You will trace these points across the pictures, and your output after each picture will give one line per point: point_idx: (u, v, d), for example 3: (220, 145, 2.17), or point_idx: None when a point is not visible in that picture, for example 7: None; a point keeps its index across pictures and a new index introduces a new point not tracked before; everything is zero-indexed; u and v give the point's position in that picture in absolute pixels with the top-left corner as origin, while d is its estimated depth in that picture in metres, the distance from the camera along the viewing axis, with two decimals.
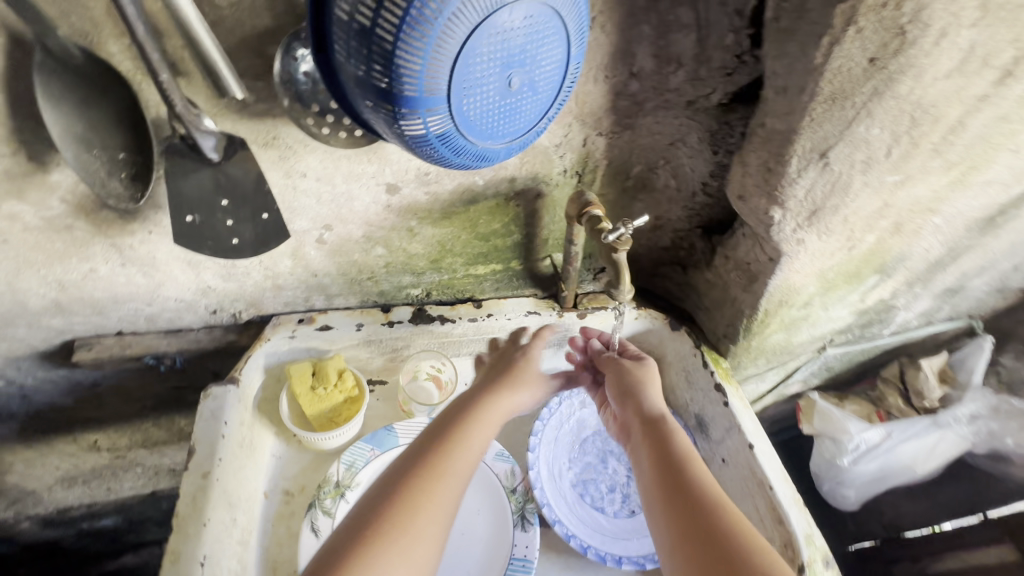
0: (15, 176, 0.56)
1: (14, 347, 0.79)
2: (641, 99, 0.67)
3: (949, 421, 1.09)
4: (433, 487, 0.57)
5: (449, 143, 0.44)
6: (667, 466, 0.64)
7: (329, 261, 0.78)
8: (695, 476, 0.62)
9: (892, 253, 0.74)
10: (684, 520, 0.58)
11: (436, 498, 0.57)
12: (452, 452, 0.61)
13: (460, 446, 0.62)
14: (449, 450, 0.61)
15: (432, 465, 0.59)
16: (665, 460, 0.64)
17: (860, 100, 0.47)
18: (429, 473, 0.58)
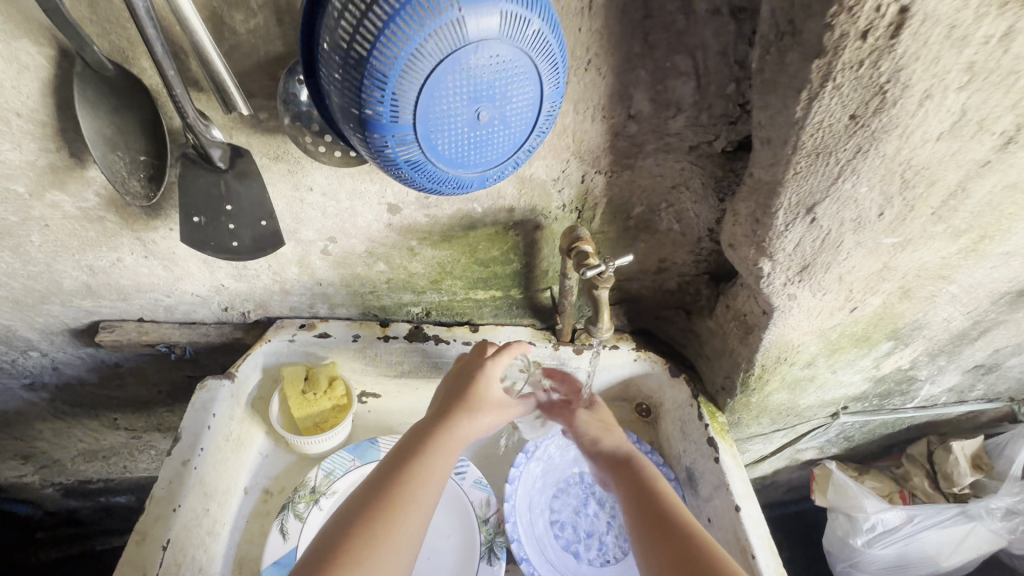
0: (58, 170, 0.63)
1: (49, 322, 0.87)
2: (640, 140, 0.67)
3: (980, 513, 0.98)
4: (405, 508, 0.59)
5: (421, 170, 0.47)
6: (637, 505, 0.67)
7: (333, 272, 0.82)
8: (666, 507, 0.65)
9: (905, 319, 0.70)
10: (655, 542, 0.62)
11: (406, 518, 0.58)
12: (426, 471, 0.62)
13: (434, 465, 0.63)
14: (425, 468, 0.62)
15: (406, 484, 0.61)
16: (637, 501, 0.68)
17: (843, 157, 0.46)
18: (401, 494, 0.60)
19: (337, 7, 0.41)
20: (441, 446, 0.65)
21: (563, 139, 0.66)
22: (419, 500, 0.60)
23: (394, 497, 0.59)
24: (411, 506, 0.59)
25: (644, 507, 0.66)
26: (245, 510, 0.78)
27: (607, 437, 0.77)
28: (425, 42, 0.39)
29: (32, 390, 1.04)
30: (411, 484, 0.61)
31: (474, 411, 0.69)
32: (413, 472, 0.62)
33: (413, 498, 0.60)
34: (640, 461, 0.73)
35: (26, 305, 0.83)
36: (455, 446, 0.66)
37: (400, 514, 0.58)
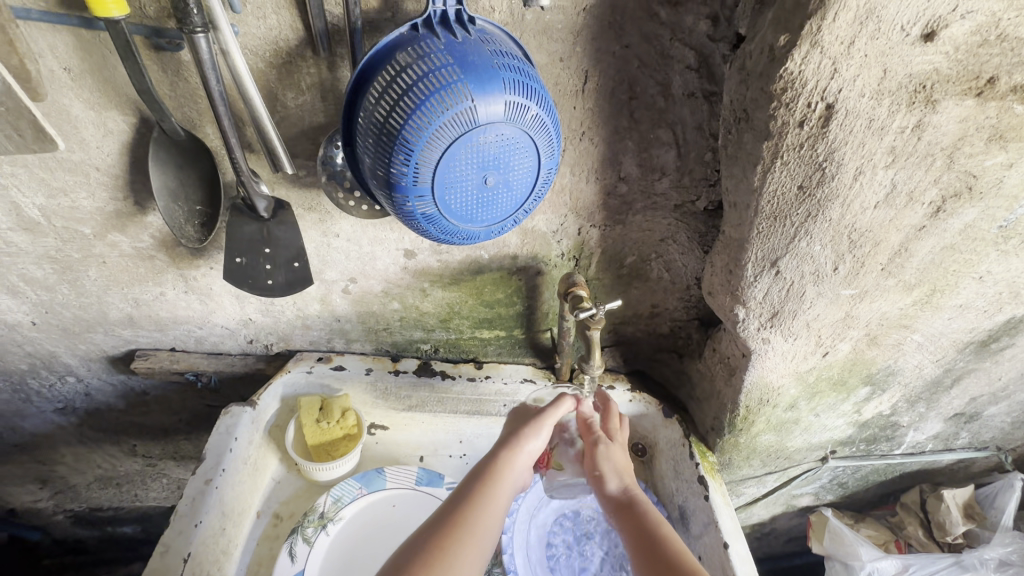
0: (122, 215, 0.73)
1: (90, 349, 0.95)
2: (630, 199, 0.76)
3: (975, 563, 1.00)
4: (466, 542, 0.58)
5: (434, 224, 0.56)
6: (644, 551, 0.62)
7: (351, 309, 0.90)
8: (675, 553, 0.60)
9: (878, 365, 0.75)
10: None
11: (464, 552, 0.57)
12: (482, 508, 0.62)
13: (492, 502, 0.63)
14: (483, 503, 0.62)
15: (466, 516, 0.60)
16: (642, 548, 0.62)
17: (797, 220, 0.54)
18: (461, 527, 0.59)
19: (375, 95, 0.51)
20: (497, 482, 0.65)
21: (562, 197, 0.75)
22: (477, 536, 0.59)
23: (459, 531, 0.59)
24: (468, 540, 0.58)
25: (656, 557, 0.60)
26: (257, 533, 0.83)
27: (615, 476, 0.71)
28: (445, 123, 0.48)
29: (62, 414, 1.10)
30: (470, 516, 0.60)
31: (529, 442, 0.69)
32: (473, 507, 0.61)
33: (470, 533, 0.59)
34: (643, 505, 0.68)
35: (72, 333, 0.91)
36: (509, 480, 0.66)
37: (459, 549, 0.57)
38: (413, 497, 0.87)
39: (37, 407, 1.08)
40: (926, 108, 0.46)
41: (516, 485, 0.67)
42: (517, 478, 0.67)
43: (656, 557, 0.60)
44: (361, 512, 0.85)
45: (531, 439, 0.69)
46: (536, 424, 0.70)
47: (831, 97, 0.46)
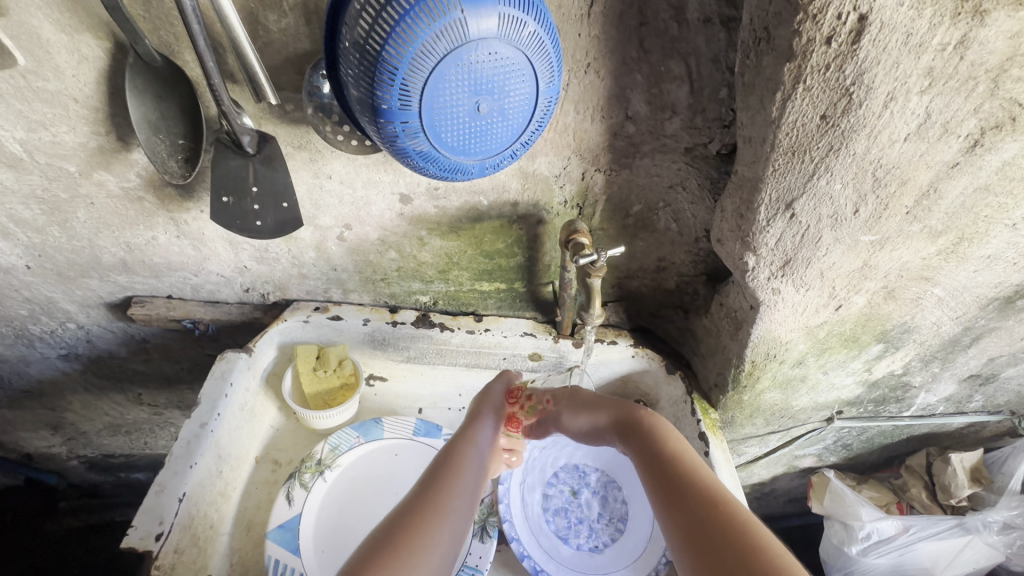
0: (106, 151, 0.70)
1: (87, 295, 0.94)
2: (638, 141, 0.71)
3: (978, 526, 1.00)
4: (429, 530, 0.58)
5: (428, 159, 0.53)
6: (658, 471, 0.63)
7: (347, 258, 0.87)
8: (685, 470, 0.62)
9: (893, 321, 0.72)
10: (684, 512, 0.58)
11: (430, 540, 0.57)
12: (442, 495, 0.63)
13: (455, 486, 0.65)
14: (453, 489, 0.64)
15: (429, 505, 0.61)
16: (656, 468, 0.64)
17: (817, 155, 0.50)
18: (430, 516, 0.59)
19: (357, 7, 0.47)
20: (456, 466, 0.67)
21: (565, 138, 0.71)
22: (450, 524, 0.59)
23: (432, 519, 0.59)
24: (444, 527, 0.59)
25: (664, 475, 0.62)
26: (255, 478, 0.83)
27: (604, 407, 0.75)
28: (433, 39, 0.44)
29: (66, 361, 1.11)
30: (430, 506, 0.61)
31: (486, 420, 0.74)
32: (435, 497, 0.62)
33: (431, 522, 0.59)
34: (653, 419, 0.70)
35: (68, 278, 0.90)
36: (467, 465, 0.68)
37: (429, 535, 0.57)
38: (412, 447, 0.87)
39: (41, 353, 1.08)
40: (973, 20, 0.41)
41: (485, 464, 0.70)
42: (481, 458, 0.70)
43: (662, 475, 0.62)
44: (360, 460, 0.86)
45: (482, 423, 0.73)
46: (486, 413, 0.75)
47: (865, 7, 0.41)
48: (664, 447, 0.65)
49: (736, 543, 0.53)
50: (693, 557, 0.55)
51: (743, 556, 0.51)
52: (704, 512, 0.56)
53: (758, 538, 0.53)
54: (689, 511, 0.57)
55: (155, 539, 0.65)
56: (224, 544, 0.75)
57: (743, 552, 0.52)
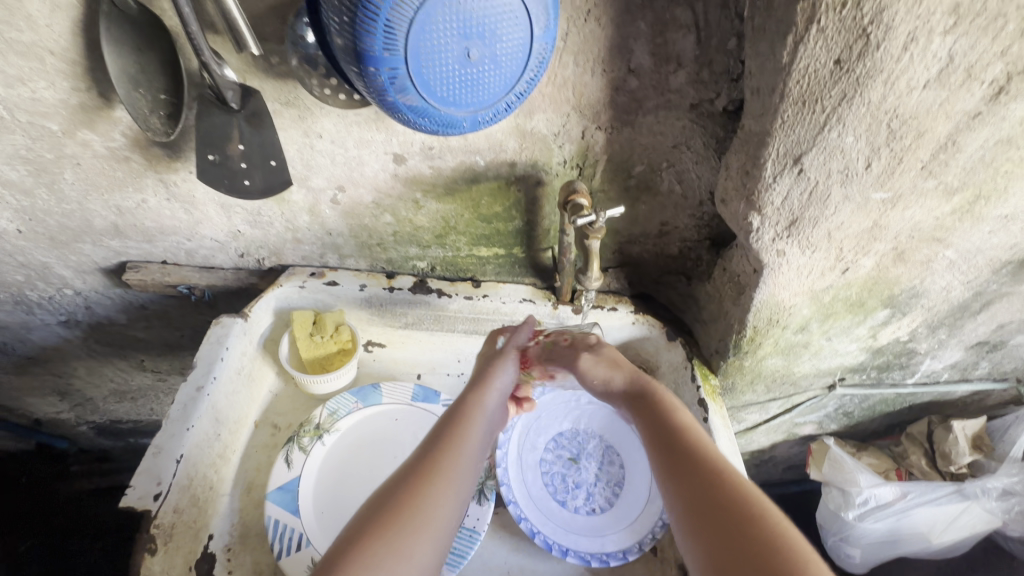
0: (88, 109, 0.67)
1: (81, 260, 0.93)
2: (640, 96, 0.68)
3: (976, 492, 1.00)
4: (435, 485, 0.59)
5: (419, 113, 0.51)
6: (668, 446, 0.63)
7: (342, 222, 0.85)
8: (694, 446, 0.62)
9: (901, 285, 0.70)
10: (691, 489, 0.57)
11: (437, 495, 0.58)
12: (453, 452, 0.63)
13: (464, 444, 0.65)
14: (458, 444, 0.64)
15: (437, 461, 0.61)
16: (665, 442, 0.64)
17: (829, 104, 0.47)
18: (434, 471, 0.60)
19: None
20: (467, 424, 0.67)
21: (563, 93, 0.68)
22: (453, 480, 0.60)
23: (436, 475, 0.60)
24: (446, 483, 0.60)
25: (671, 449, 0.62)
26: (254, 441, 0.84)
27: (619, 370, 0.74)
28: None
29: (67, 327, 1.11)
30: (441, 463, 0.61)
31: (495, 381, 0.73)
32: (446, 454, 0.62)
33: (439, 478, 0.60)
34: (660, 398, 0.70)
35: (61, 243, 0.89)
36: (478, 425, 0.68)
37: (430, 493, 0.58)
38: (411, 413, 0.87)
39: (42, 320, 1.08)
40: None
41: (491, 422, 0.71)
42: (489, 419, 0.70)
43: (671, 450, 0.62)
44: (357, 425, 0.86)
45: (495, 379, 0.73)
46: (500, 369, 0.74)
47: None
48: (670, 423, 0.66)
49: (738, 516, 0.53)
50: (695, 530, 0.55)
51: (745, 529, 0.52)
52: (710, 486, 0.56)
53: (760, 511, 0.53)
54: (695, 485, 0.57)
55: (153, 499, 0.66)
56: (225, 504, 0.76)
57: (742, 527, 0.52)
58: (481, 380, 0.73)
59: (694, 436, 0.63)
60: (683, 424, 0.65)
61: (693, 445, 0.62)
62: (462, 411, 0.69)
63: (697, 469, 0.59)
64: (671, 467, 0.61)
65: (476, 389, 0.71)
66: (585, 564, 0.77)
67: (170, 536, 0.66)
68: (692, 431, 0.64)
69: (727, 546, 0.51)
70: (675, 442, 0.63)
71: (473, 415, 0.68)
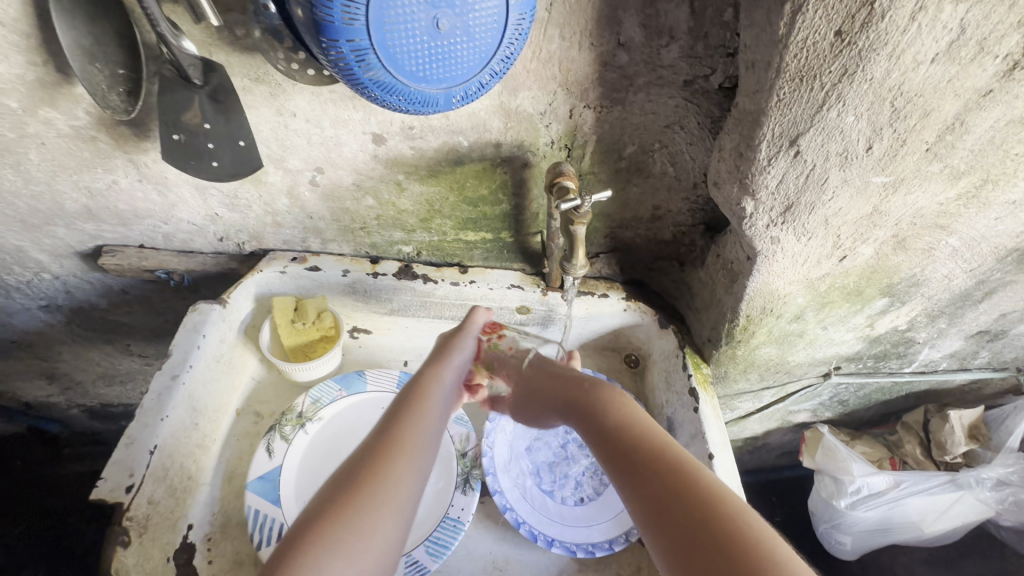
0: (46, 85, 0.64)
1: (56, 244, 0.90)
2: (631, 72, 0.64)
3: (970, 482, 0.98)
4: (395, 463, 0.56)
5: (388, 91, 0.48)
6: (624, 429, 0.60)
7: (322, 205, 0.82)
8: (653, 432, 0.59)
9: (901, 274, 0.67)
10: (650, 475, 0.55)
11: (398, 473, 0.55)
12: (412, 428, 0.59)
13: (423, 420, 0.61)
14: (416, 420, 0.60)
15: (395, 438, 0.58)
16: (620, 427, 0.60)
17: (829, 80, 0.44)
18: (393, 448, 0.57)
19: None
20: (426, 400, 0.63)
21: (550, 68, 0.64)
22: (413, 458, 0.57)
23: (398, 450, 0.56)
24: (406, 461, 0.56)
25: (627, 440, 0.57)
26: (236, 430, 0.82)
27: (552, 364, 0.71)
28: None
29: (48, 312, 1.08)
30: (398, 440, 0.58)
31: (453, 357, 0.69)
32: (404, 431, 0.59)
33: (398, 456, 0.56)
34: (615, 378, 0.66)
35: (33, 226, 0.86)
36: (436, 401, 0.64)
37: (390, 472, 0.55)
38: None
39: (22, 304, 1.05)
40: None
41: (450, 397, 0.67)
42: (448, 391, 0.67)
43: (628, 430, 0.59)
44: (341, 413, 0.84)
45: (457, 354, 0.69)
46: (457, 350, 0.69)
47: None
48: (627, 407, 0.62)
49: (705, 515, 0.49)
50: (657, 529, 0.51)
51: (708, 525, 0.49)
52: (670, 483, 0.52)
53: (728, 506, 0.50)
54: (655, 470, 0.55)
55: (125, 491, 0.64)
56: (205, 494, 0.75)
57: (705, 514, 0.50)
58: (439, 354, 0.69)
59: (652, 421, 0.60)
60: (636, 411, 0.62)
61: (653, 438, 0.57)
62: (421, 388, 0.65)
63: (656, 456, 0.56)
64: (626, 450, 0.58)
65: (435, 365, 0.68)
66: (571, 554, 0.75)
67: (145, 528, 0.64)
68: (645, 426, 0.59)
69: (691, 542, 0.49)
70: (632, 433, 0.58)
71: (432, 391, 0.65)
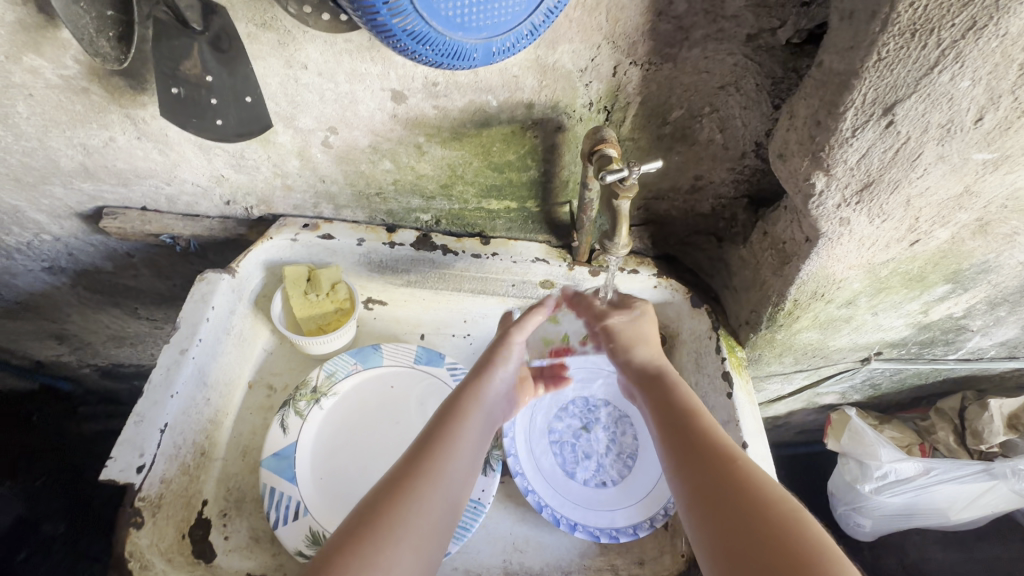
0: (29, 28, 0.57)
1: (53, 204, 0.85)
2: (688, 24, 0.56)
3: (1005, 472, 0.94)
4: (425, 480, 0.54)
5: (429, 45, 0.42)
6: (674, 432, 0.58)
7: (336, 168, 0.76)
8: (702, 425, 0.57)
9: (973, 260, 0.61)
10: (698, 471, 0.53)
11: (428, 490, 0.53)
12: (447, 444, 0.58)
13: (463, 438, 0.60)
14: (453, 437, 0.59)
15: (429, 454, 0.56)
16: (671, 425, 0.59)
17: (948, 36, 0.39)
18: (430, 463, 0.56)
19: None
20: (464, 415, 0.63)
21: (596, 17, 0.56)
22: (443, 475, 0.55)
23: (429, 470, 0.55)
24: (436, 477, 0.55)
25: (674, 437, 0.58)
26: (249, 403, 0.79)
27: (638, 347, 0.72)
28: None
29: (52, 275, 1.04)
30: (435, 455, 0.56)
31: (494, 369, 0.69)
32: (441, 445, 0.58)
33: (429, 474, 0.55)
34: (671, 376, 0.67)
35: (28, 185, 0.80)
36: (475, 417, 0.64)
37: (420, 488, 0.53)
38: (412, 376, 0.82)
39: (24, 266, 1.01)
40: None
41: (488, 415, 0.66)
42: (488, 407, 0.66)
43: (675, 429, 0.59)
44: (358, 388, 0.81)
45: (501, 361, 0.70)
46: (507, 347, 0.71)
47: None
48: (681, 404, 0.61)
49: (759, 508, 0.47)
50: (705, 514, 0.50)
51: (759, 513, 0.47)
52: (717, 469, 0.52)
53: (776, 501, 0.48)
54: (702, 468, 0.53)
55: (136, 472, 0.61)
56: (218, 469, 0.73)
57: (757, 505, 0.48)
58: (483, 366, 0.70)
59: (703, 416, 0.59)
60: (693, 407, 0.61)
61: (702, 429, 0.57)
62: (463, 400, 0.64)
63: (708, 449, 0.54)
64: (679, 445, 0.57)
65: (476, 376, 0.68)
66: (594, 539, 0.73)
67: (158, 508, 0.63)
68: (700, 413, 0.60)
69: (741, 540, 0.46)
70: (678, 433, 0.58)
71: (472, 403, 0.64)
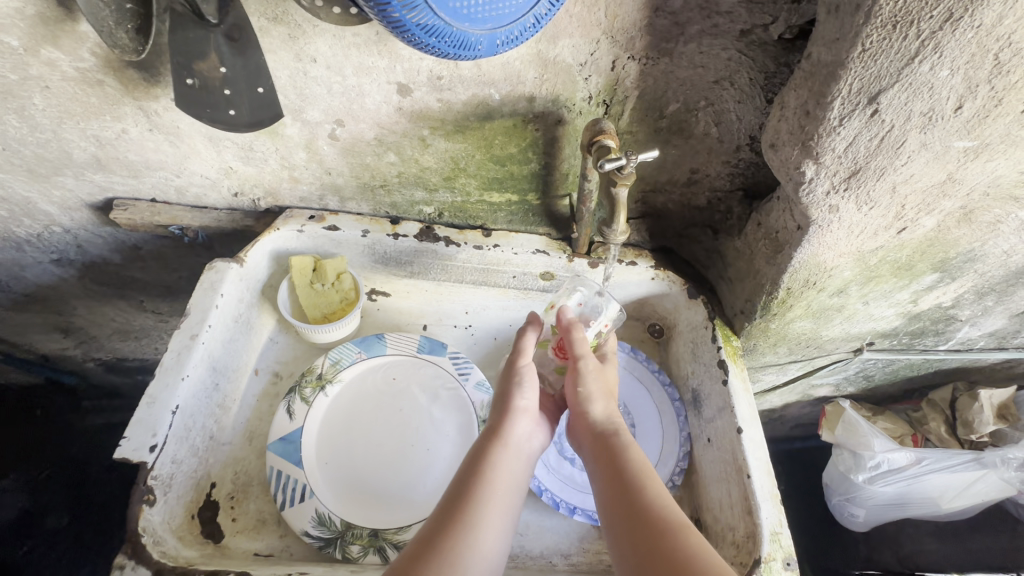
0: (48, 21, 0.59)
1: (65, 196, 0.87)
2: (684, 19, 0.58)
3: (994, 461, 0.97)
4: (452, 540, 0.53)
5: (438, 36, 0.44)
6: (619, 501, 0.57)
7: (342, 160, 0.78)
8: (645, 496, 0.56)
9: (959, 248, 0.63)
10: (641, 543, 0.52)
11: (461, 551, 0.53)
12: (478, 499, 0.57)
13: (492, 487, 0.59)
14: (480, 490, 0.59)
15: (459, 512, 0.56)
16: (616, 494, 0.57)
17: (927, 27, 0.41)
18: (457, 520, 0.55)
19: None
20: (493, 463, 0.62)
21: (595, 13, 0.59)
22: (472, 533, 0.55)
23: (458, 530, 0.54)
24: (467, 535, 0.54)
25: (619, 506, 0.56)
26: (255, 391, 0.81)
27: (596, 402, 0.67)
28: None
29: (60, 267, 1.06)
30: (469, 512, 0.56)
31: (518, 404, 0.68)
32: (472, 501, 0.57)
33: (461, 532, 0.54)
34: (623, 438, 0.64)
35: (40, 176, 0.82)
36: (508, 462, 0.63)
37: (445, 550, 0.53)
38: (415, 365, 0.84)
39: (33, 259, 1.02)
40: None
41: (523, 458, 0.65)
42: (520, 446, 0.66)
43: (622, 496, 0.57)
44: (362, 375, 0.83)
45: (520, 390, 0.69)
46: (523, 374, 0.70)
47: None
48: (628, 469, 0.59)
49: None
50: None
51: None
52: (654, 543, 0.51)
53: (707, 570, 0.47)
54: (645, 544, 0.52)
55: (149, 451, 0.63)
56: (226, 453, 0.75)
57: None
58: (503, 402, 0.69)
59: (646, 486, 0.57)
60: (639, 472, 0.59)
61: (644, 498, 0.56)
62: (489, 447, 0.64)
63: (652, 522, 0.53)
64: (624, 516, 0.55)
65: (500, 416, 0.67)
66: (593, 522, 0.76)
67: (169, 487, 0.64)
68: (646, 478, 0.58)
69: None
70: (619, 492, 0.57)
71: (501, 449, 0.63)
